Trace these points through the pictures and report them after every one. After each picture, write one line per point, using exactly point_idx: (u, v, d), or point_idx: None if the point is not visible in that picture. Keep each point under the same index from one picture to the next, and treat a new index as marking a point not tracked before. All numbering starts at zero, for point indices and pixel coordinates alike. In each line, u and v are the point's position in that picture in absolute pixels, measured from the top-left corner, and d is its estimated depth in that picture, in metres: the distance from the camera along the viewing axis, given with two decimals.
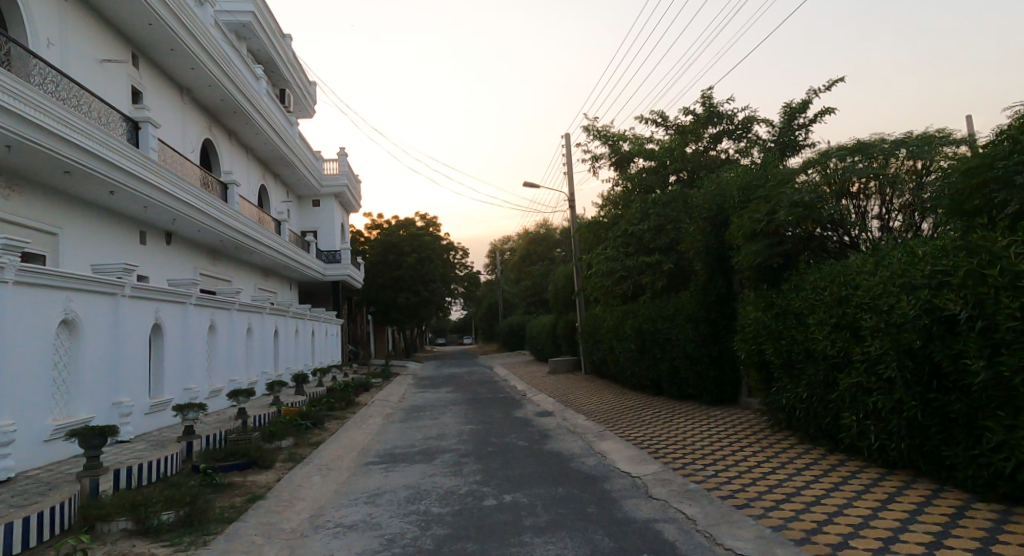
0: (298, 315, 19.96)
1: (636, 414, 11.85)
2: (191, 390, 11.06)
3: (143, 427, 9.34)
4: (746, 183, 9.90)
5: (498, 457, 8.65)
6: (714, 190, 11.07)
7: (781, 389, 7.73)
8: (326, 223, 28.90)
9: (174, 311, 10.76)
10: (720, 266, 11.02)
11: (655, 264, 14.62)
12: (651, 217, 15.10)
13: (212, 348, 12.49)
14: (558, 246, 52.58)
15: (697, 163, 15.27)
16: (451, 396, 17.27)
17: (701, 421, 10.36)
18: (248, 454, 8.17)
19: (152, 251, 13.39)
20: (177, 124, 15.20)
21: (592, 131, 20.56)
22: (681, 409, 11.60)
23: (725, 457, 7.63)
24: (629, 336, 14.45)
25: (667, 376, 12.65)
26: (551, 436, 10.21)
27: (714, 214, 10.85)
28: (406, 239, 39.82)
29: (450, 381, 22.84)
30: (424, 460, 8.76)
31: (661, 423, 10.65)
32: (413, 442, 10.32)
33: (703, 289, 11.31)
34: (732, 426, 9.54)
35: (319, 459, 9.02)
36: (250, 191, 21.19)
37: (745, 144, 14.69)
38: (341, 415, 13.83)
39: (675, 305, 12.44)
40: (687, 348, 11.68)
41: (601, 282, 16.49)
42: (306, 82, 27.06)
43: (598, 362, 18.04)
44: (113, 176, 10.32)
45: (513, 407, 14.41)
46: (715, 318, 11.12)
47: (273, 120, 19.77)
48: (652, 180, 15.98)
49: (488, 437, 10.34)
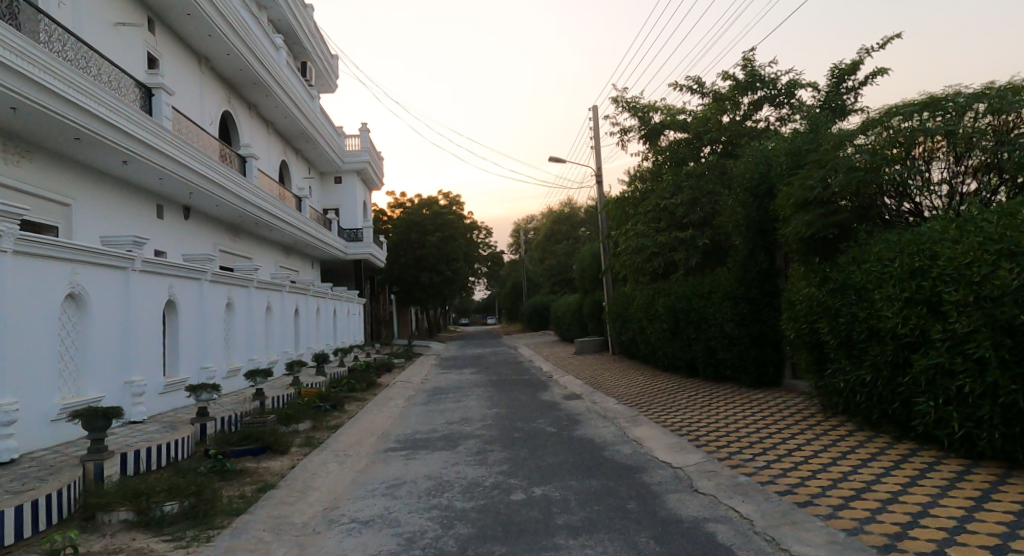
0: (320, 294, 19.61)
1: (670, 396, 11.22)
2: (208, 369, 10.71)
3: (157, 407, 8.98)
4: (794, 147, 9.11)
5: (525, 444, 8.10)
6: (757, 157, 10.27)
7: (835, 372, 7.02)
8: (348, 201, 28.49)
9: (189, 287, 10.37)
10: (763, 240, 10.33)
11: (689, 240, 13.89)
12: (685, 189, 14.28)
13: (229, 325, 12.13)
14: (582, 225, 51.70)
15: (735, 134, 14.43)
16: (475, 378, 16.80)
17: (741, 404, 9.68)
18: (261, 439, 7.73)
19: (169, 226, 13.04)
20: (194, 95, 14.75)
21: (622, 102, 19.66)
22: (718, 392, 10.93)
23: (776, 444, 6.96)
24: (661, 316, 13.74)
25: (702, 357, 11.95)
26: (580, 421, 9.64)
27: (757, 184, 10.06)
28: (429, 218, 39.32)
29: (474, 362, 22.41)
30: (446, 446, 8.27)
31: (697, 407, 9.99)
32: (435, 426, 9.85)
33: (743, 265, 10.58)
34: (778, 410, 8.85)
35: (336, 444, 8.59)
36: (270, 167, 20.78)
37: (788, 110, 13.71)
38: (361, 396, 13.43)
39: (711, 282, 11.72)
40: (724, 327, 10.96)
41: (631, 260, 15.78)
42: (327, 56, 26.44)
43: (626, 343, 17.40)
44: (125, 146, 9.87)
45: (539, 389, 13.87)
46: (756, 296, 10.43)
47: (293, 92, 19.24)
48: (687, 152, 15.20)
49: (514, 422, 9.81)
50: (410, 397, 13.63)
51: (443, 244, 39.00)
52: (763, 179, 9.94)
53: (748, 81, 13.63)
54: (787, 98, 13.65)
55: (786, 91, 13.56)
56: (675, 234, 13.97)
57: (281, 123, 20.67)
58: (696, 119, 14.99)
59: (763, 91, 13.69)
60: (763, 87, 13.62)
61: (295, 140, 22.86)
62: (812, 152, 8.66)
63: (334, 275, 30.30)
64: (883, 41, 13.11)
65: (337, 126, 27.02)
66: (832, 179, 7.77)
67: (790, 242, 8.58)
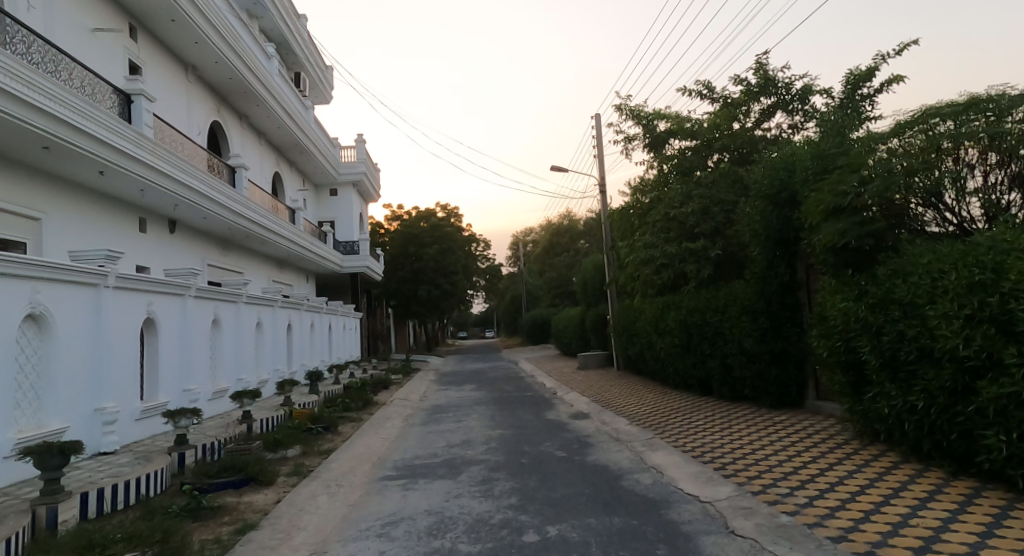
0: (314, 308, 18.93)
1: (684, 418, 10.52)
2: (192, 392, 10.01)
3: (133, 434, 8.29)
4: (819, 149, 8.53)
5: (533, 472, 7.40)
6: (776, 161, 9.72)
7: (878, 395, 6.36)
8: (344, 213, 27.90)
9: (172, 304, 9.71)
10: (785, 250, 9.74)
11: (699, 251, 13.28)
12: (695, 199, 13.68)
13: (216, 344, 11.45)
14: (581, 238, 51.26)
15: (753, 147, 14.12)
16: (476, 395, 16.10)
17: (763, 427, 8.98)
18: (244, 470, 7.02)
19: (153, 240, 12.39)
20: (180, 104, 14.16)
21: (626, 110, 19.17)
22: (736, 414, 10.21)
23: (812, 475, 6.28)
24: (672, 331, 13.09)
25: (718, 374, 11.28)
26: (592, 444, 8.95)
27: (777, 191, 9.48)
28: (428, 230, 38.74)
29: (474, 378, 21.69)
30: (447, 475, 7.56)
31: (716, 429, 9.30)
32: (436, 450, 9.16)
33: (762, 278, 9.97)
34: (805, 434, 8.15)
35: (328, 473, 7.87)
36: (263, 179, 20.17)
37: (801, 117, 13.15)
38: (356, 417, 12.72)
39: (727, 295, 11.11)
40: (743, 343, 10.30)
41: (639, 272, 15.18)
42: (322, 66, 25.96)
43: (634, 358, 16.74)
44: (101, 155, 9.21)
45: (544, 407, 13.17)
46: (777, 310, 9.80)
47: (286, 102, 18.69)
48: (695, 160, 14.74)
49: (521, 445, 9.11)
50: (409, 417, 12.92)
51: (442, 257, 38.43)
52: (785, 185, 9.35)
53: (760, 86, 13.04)
54: (800, 103, 13.08)
55: (800, 96, 13.00)
56: (686, 245, 13.36)
57: (274, 133, 20.11)
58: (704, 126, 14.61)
59: (776, 96, 13.14)
60: (776, 93, 13.06)
61: (289, 151, 22.28)
62: (842, 154, 8.05)
63: (330, 289, 29.62)
64: (901, 45, 12.53)
65: (333, 137, 26.48)
66: (868, 182, 7.15)
67: (818, 251, 7.97)
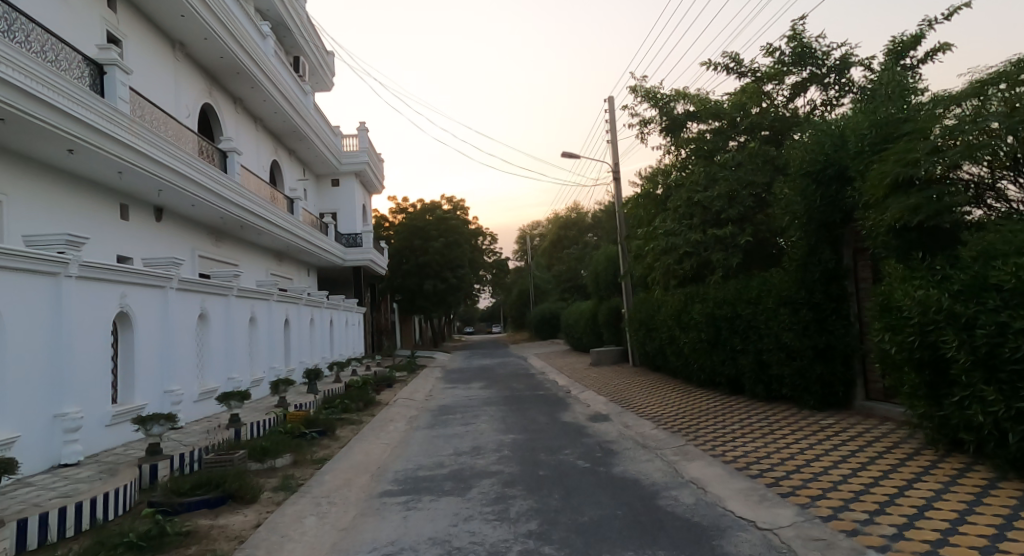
0: (314, 303, 18.02)
1: (716, 420, 9.52)
2: (174, 393, 9.10)
3: (101, 441, 7.40)
4: (872, 118, 7.56)
5: (553, 488, 6.43)
6: (819, 135, 8.74)
7: (968, 400, 5.40)
8: (346, 204, 26.99)
9: (150, 296, 8.80)
10: (828, 234, 8.78)
11: (725, 238, 12.30)
12: (721, 181, 12.65)
13: (202, 339, 10.54)
14: (590, 231, 50.27)
15: (783, 125, 13.08)
16: (485, 394, 15.16)
17: (810, 432, 7.95)
18: (222, 487, 6.08)
19: (134, 228, 11.49)
20: (165, 83, 13.23)
21: (640, 91, 18.17)
22: (774, 416, 9.19)
23: (890, 494, 5.25)
24: (697, 324, 12.12)
25: (751, 371, 10.30)
26: (616, 453, 7.99)
27: (822, 168, 8.48)
28: (433, 223, 37.77)
29: (482, 375, 20.73)
30: (455, 490, 6.59)
31: (755, 434, 8.30)
32: (442, 458, 8.22)
33: (802, 265, 9.00)
34: (864, 441, 7.11)
35: (319, 487, 6.92)
36: (259, 167, 19.25)
37: (836, 91, 12.08)
38: (356, 419, 11.78)
39: (761, 284, 10.13)
40: (782, 338, 9.30)
41: (658, 262, 14.22)
42: (322, 52, 25.02)
43: (652, 354, 15.76)
44: (69, 130, 8.25)
45: (558, 408, 12.22)
46: (821, 301, 8.82)
47: (283, 85, 17.74)
48: (717, 141, 13.77)
49: (537, 453, 8.15)
50: (413, 419, 11.98)
51: (447, 250, 37.49)
52: (832, 160, 8.37)
53: (794, 58, 12.04)
54: (836, 77, 12.03)
55: (836, 68, 11.93)
56: (711, 231, 12.36)
57: (271, 119, 19.18)
58: (728, 105, 13.73)
59: (809, 69, 12.10)
60: (811, 64, 12.00)
61: (287, 139, 21.36)
62: (905, 121, 7.04)
63: (333, 284, 28.74)
64: (949, 10, 11.42)
65: (334, 125, 25.56)
66: (945, 149, 6.14)
67: (880, 231, 6.96)
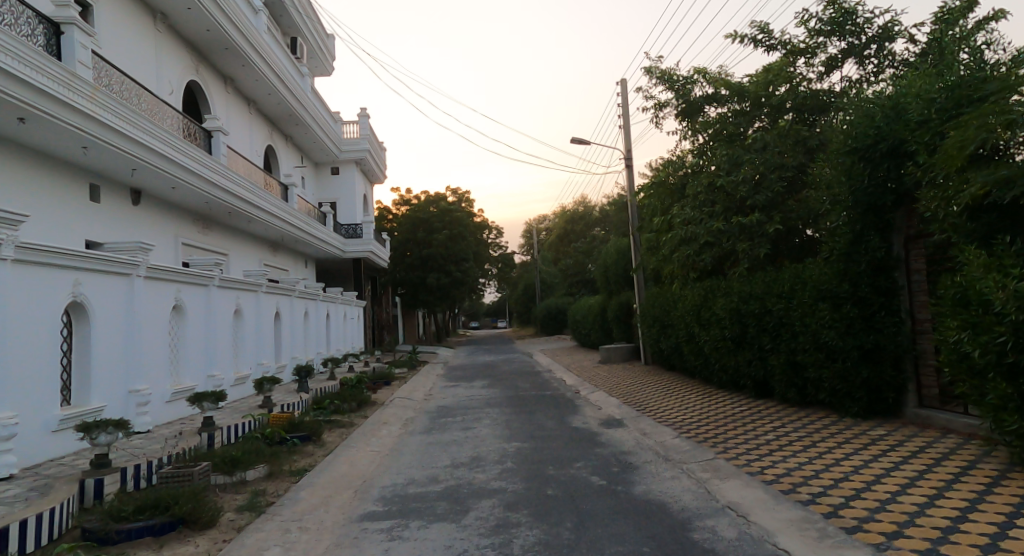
0: (308, 295, 17.07)
1: (744, 428, 8.46)
2: (141, 394, 8.15)
3: (38, 450, 6.42)
4: (940, 83, 6.50)
5: (564, 512, 5.46)
6: (868, 107, 7.70)
7: None
8: (347, 194, 26.04)
9: (111, 285, 7.84)
10: (877, 219, 7.75)
11: (752, 227, 11.24)
12: (746, 165, 11.60)
13: (177, 333, 9.60)
14: (597, 225, 49.16)
15: (814, 104, 11.99)
16: (488, 393, 14.21)
17: (859, 444, 6.86)
18: (173, 510, 5.13)
19: (105, 212, 10.56)
20: (144, 56, 12.26)
21: (656, 72, 17.11)
22: (812, 424, 8.10)
23: (989, 534, 4.19)
24: (719, 320, 11.09)
25: (783, 373, 9.28)
26: (636, 467, 6.99)
27: (872, 145, 7.45)
28: (437, 214, 36.77)
29: (486, 372, 19.77)
30: (448, 513, 5.60)
31: (793, 445, 7.21)
32: (436, 471, 7.24)
33: (845, 255, 7.99)
34: (930, 458, 6.02)
35: (291, 508, 5.93)
36: (253, 152, 18.32)
37: (875, 65, 10.98)
38: (347, 421, 10.83)
39: (795, 277, 9.11)
40: (820, 336, 8.26)
41: (675, 253, 13.21)
42: (322, 34, 24.04)
43: (667, 353, 14.78)
44: (15, 94, 7.20)
45: (568, 411, 11.24)
46: (867, 295, 7.81)
47: (276, 63, 16.78)
48: (741, 122, 12.72)
49: (544, 467, 7.17)
50: (409, 422, 11.02)
51: (452, 242, 36.50)
52: (886, 134, 7.32)
53: (830, 28, 10.95)
54: (876, 49, 10.93)
55: (877, 39, 10.83)
56: (736, 219, 11.31)
57: (265, 102, 18.22)
58: (753, 83, 12.65)
59: (846, 40, 11.03)
60: (849, 35, 10.92)
61: (283, 124, 20.41)
62: (985, 82, 5.96)
63: (332, 276, 27.82)
64: None
65: (334, 111, 24.60)
66: None
67: (951, 211, 5.92)
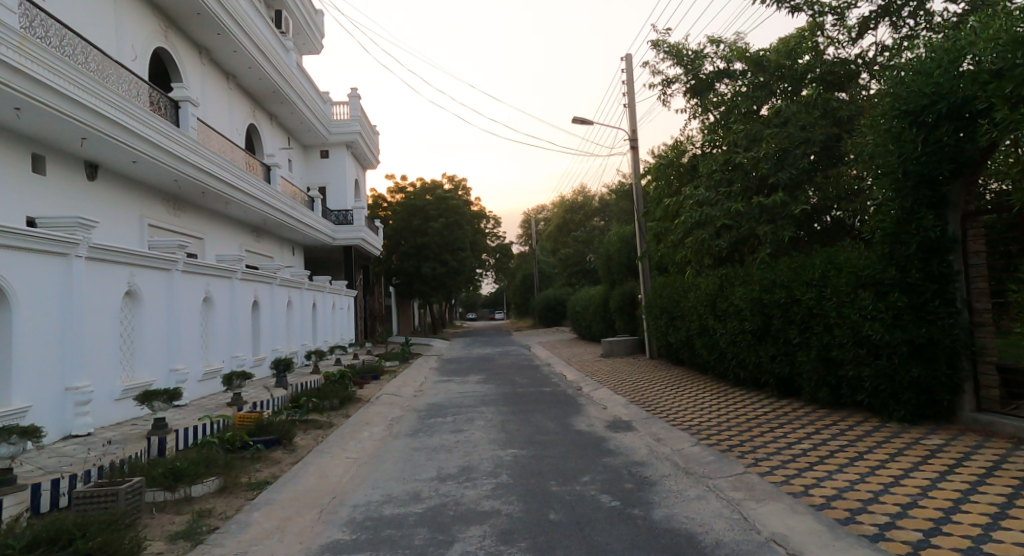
0: (291, 283, 15.94)
1: (773, 433, 7.37)
2: (80, 392, 7.08)
3: None
4: (1019, 23, 5.40)
5: (571, 546, 4.40)
6: (920, 61, 6.61)
7: None
8: (337, 178, 24.88)
9: (42, 266, 6.74)
10: (931, 193, 6.61)
11: (774, 208, 10.16)
12: (767, 140, 10.49)
13: (129, 322, 8.51)
14: (597, 215, 48.02)
15: (843, 73, 10.85)
16: (483, 390, 13.15)
17: (918, 456, 5.76)
18: (77, 545, 4.05)
19: (48, 185, 9.42)
20: (98, 16, 11.10)
21: (664, 47, 15.97)
22: (852, 430, 7.00)
23: None
24: (738, 311, 10.02)
25: (814, 371, 8.20)
26: (654, 484, 5.93)
27: (928, 105, 6.32)
28: (432, 202, 35.55)
29: (482, 365, 18.71)
30: (428, 546, 4.54)
31: (837, 457, 6.07)
32: (417, 487, 6.18)
33: (891, 236, 6.94)
34: (1014, 477, 4.93)
35: (236, 535, 4.85)
36: (232, 130, 17.14)
37: (911, 27, 9.86)
38: (325, 421, 9.76)
39: (828, 264, 8.02)
40: (860, 330, 7.14)
41: (687, 239, 12.13)
42: (309, 10, 22.89)
43: (676, 347, 13.74)
44: None
45: (570, 411, 10.19)
46: (917, 282, 6.66)
47: (256, 33, 15.59)
48: (757, 96, 11.61)
49: (544, 482, 6.12)
50: (396, 422, 9.96)
51: (447, 231, 35.36)
52: (945, 93, 6.17)
53: None
54: (914, 9, 9.79)
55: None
56: (756, 200, 10.24)
57: (245, 76, 17.06)
58: (772, 51, 11.51)
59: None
60: None
61: (267, 101, 19.23)
62: None
63: (323, 264, 26.69)
64: None
65: (323, 91, 23.43)
66: None
67: None
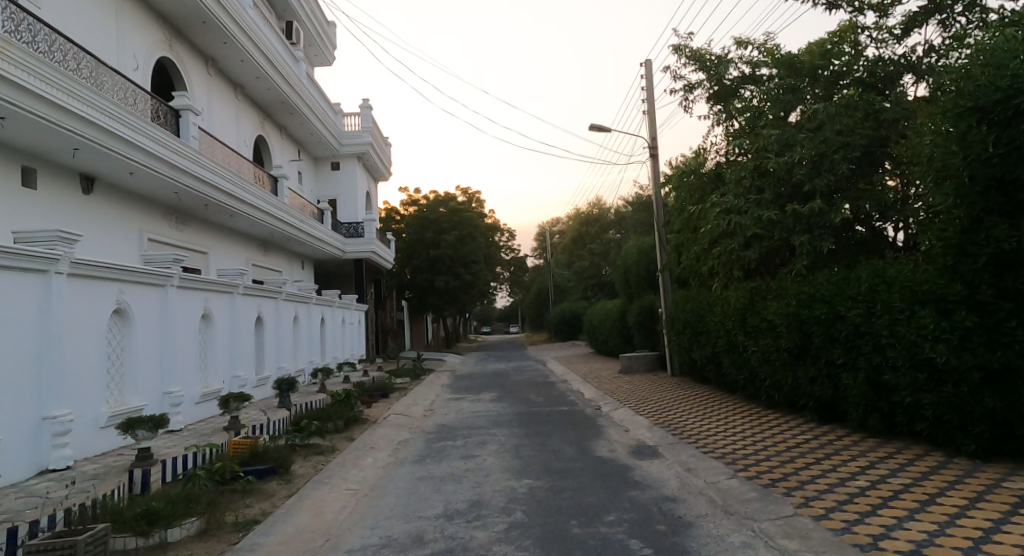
0: (299, 298, 15.43)
1: (820, 466, 6.63)
2: (58, 420, 6.51)
3: None
4: None
5: None
6: (992, 52, 5.88)
7: None
8: (348, 191, 24.48)
9: (17, 285, 6.19)
10: (1004, 199, 5.85)
11: (810, 216, 9.44)
12: (802, 143, 9.78)
13: (119, 342, 7.97)
14: (612, 228, 47.41)
15: (884, 74, 10.16)
16: (497, 409, 12.48)
17: (1002, 504, 5.02)
18: None
19: (38, 197, 8.94)
20: (98, 23, 10.70)
21: (685, 52, 15.35)
22: (913, 466, 6.25)
23: None
24: (772, 328, 9.25)
25: (861, 395, 7.44)
26: (690, 526, 5.19)
27: (1003, 99, 5.58)
28: (446, 215, 35.09)
29: (496, 382, 18.05)
30: None
31: (904, 500, 5.34)
32: (422, 527, 5.50)
33: (955, 247, 6.18)
34: None
35: None
36: (239, 142, 16.74)
37: (960, 24, 9.15)
38: (330, 447, 9.15)
39: (877, 278, 7.28)
40: (919, 352, 6.37)
41: (714, 249, 11.43)
42: (321, 21, 22.62)
43: (701, 364, 13.00)
44: None
45: (590, 434, 9.47)
46: (988, 299, 5.89)
47: (265, 43, 15.19)
48: (787, 100, 10.95)
49: (564, 521, 5.41)
50: (404, 447, 9.32)
51: (461, 244, 34.84)
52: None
53: None
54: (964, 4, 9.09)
55: None
56: (791, 208, 9.54)
57: (254, 87, 16.67)
58: (805, 51, 10.83)
59: None
60: None
61: (276, 113, 18.86)
62: None
63: (334, 278, 26.25)
64: None
65: (334, 103, 23.09)
66: None
67: None
